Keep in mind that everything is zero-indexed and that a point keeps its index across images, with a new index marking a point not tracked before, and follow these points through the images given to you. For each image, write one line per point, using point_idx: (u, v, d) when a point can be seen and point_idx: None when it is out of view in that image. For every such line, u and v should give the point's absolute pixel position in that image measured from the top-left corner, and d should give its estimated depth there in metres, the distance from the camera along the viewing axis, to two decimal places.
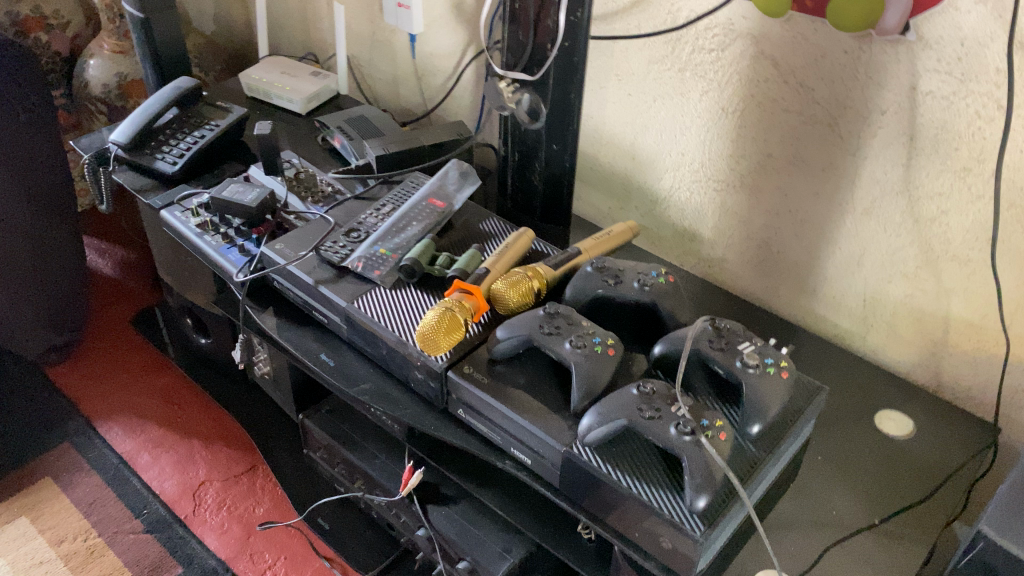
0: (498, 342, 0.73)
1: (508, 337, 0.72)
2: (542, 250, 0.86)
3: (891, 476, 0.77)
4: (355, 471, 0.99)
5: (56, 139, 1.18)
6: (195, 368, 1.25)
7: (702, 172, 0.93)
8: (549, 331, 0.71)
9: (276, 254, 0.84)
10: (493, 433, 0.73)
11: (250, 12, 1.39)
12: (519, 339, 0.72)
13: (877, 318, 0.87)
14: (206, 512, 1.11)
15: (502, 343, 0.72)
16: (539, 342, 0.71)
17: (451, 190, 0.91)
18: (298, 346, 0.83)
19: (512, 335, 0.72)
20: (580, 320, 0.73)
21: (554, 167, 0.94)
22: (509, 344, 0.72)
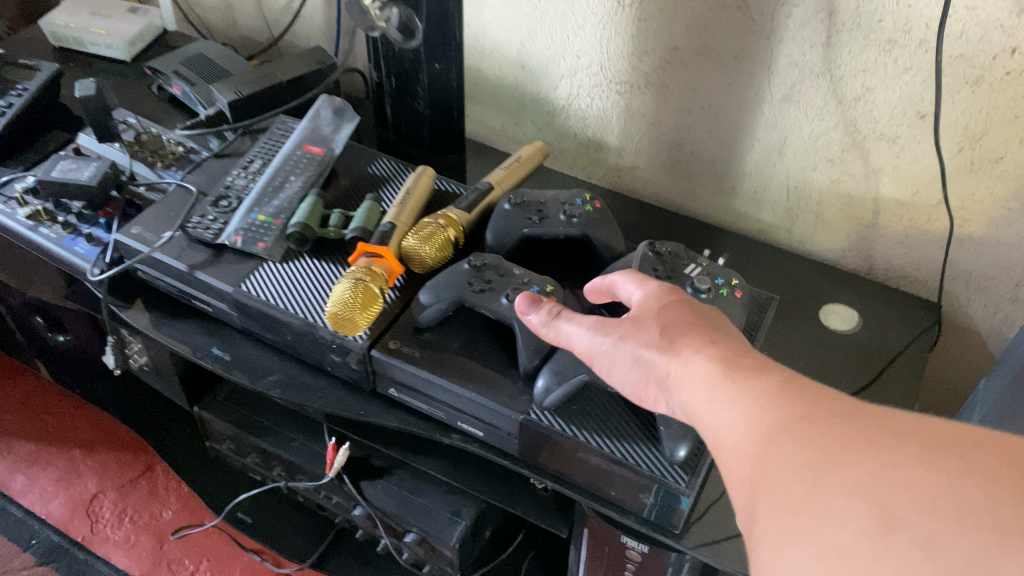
0: (423, 308, 0.64)
1: (436, 300, 0.63)
2: (447, 188, 0.76)
3: (844, 371, 0.74)
4: (271, 458, 0.89)
5: None
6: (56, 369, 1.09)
7: (603, 75, 0.85)
8: (483, 289, 0.63)
9: (133, 240, 0.71)
10: (434, 410, 0.64)
11: None
12: (447, 302, 0.63)
13: (802, 209, 0.82)
14: (107, 528, 0.99)
15: (429, 307, 0.63)
16: (471, 302, 0.62)
17: (327, 132, 0.79)
18: (184, 343, 0.71)
19: (439, 298, 0.63)
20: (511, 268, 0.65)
21: (439, 89, 0.83)
22: (437, 308, 0.63)
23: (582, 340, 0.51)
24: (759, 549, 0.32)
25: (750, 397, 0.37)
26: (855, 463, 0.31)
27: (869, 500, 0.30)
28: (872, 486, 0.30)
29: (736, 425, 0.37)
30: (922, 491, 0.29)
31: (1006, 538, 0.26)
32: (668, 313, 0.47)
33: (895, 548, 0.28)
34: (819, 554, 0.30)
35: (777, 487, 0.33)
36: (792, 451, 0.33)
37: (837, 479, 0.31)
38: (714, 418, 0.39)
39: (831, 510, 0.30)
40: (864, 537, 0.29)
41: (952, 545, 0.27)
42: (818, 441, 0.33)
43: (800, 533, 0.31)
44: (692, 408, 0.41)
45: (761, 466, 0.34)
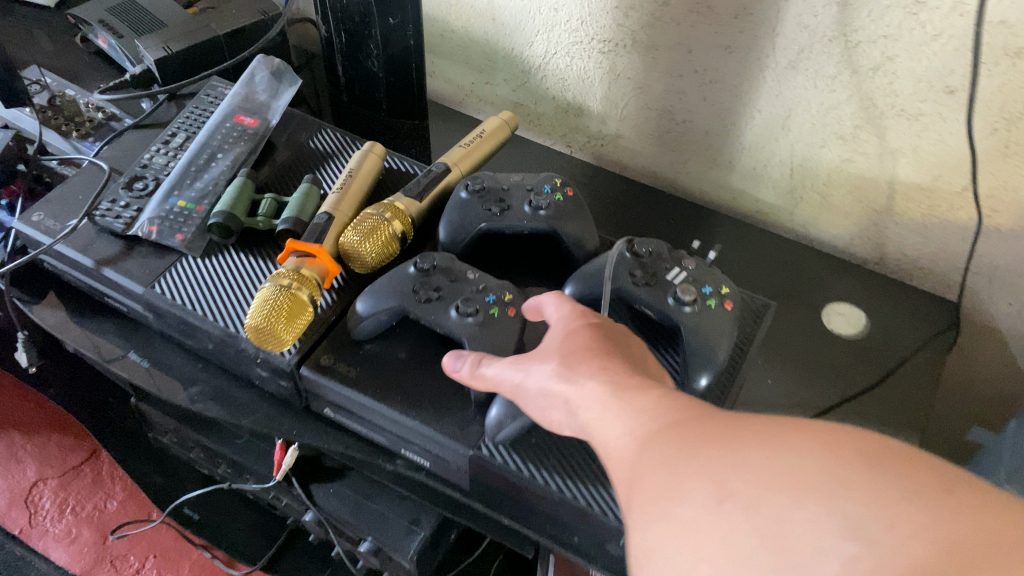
0: (360, 319, 0.55)
1: (376, 310, 0.54)
2: (398, 168, 0.67)
3: (826, 381, 0.64)
4: (216, 455, 0.82)
5: None
6: None
7: (583, 31, 0.74)
8: (431, 298, 0.53)
9: (36, 231, 0.61)
10: (374, 435, 0.56)
11: None
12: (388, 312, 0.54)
13: (807, 190, 0.72)
14: (47, 521, 0.92)
15: (367, 318, 0.54)
16: (417, 314, 0.53)
17: (263, 99, 0.70)
18: (96, 348, 0.63)
19: (381, 308, 0.54)
20: (465, 271, 0.56)
21: (395, 48, 0.73)
22: (377, 318, 0.54)
23: (503, 385, 0.45)
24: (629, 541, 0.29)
25: (639, 412, 0.34)
26: (716, 449, 0.28)
27: (723, 482, 0.27)
28: (727, 468, 0.27)
29: (619, 434, 0.33)
30: (770, 471, 0.26)
31: (844, 503, 0.24)
32: (573, 340, 0.43)
33: (740, 525, 0.25)
34: (673, 542, 0.26)
35: (643, 481, 0.29)
36: (660, 451, 0.30)
37: (696, 471, 0.28)
38: (601, 425, 0.35)
39: (686, 495, 0.27)
40: (716, 519, 0.26)
41: (794, 519, 0.24)
42: (686, 439, 0.30)
43: (658, 520, 0.27)
44: (581, 413, 0.37)
45: (634, 467, 0.31)
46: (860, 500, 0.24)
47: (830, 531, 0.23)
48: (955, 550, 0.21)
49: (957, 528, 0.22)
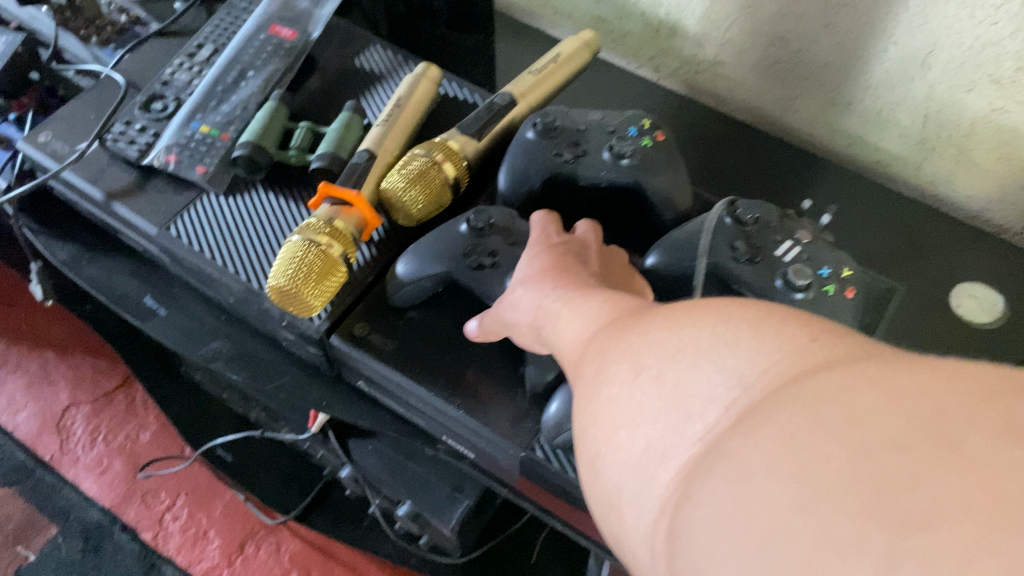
0: (400, 283, 0.46)
1: (420, 274, 0.45)
2: (456, 95, 0.57)
3: (997, 337, 0.53)
4: (249, 399, 0.76)
5: None
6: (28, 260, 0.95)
7: None
8: (487, 269, 0.45)
9: (42, 154, 0.54)
10: (414, 417, 0.49)
11: None
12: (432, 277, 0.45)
13: (942, 141, 0.60)
14: (78, 449, 0.88)
15: (407, 283, 0.46)
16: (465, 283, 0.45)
17: (305, 6, 0.59)
18: (108, 290, 0.55)
19: (427, 274, 0.45)
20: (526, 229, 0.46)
21: None
22: (420, 285, 0.46)
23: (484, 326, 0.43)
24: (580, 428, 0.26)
25: (599, 317, 0.29)
26: (646, 324, 0.25)
27: (639, 351, 0.23)
28: (647, 336, 0.23)
29: (576, 330, 0.30)
30: (669, 330, 0.23)
31: (730, 348, 0.20)
32: (537, 258, 0.41)
33: (641, 386, 0.22)
34: (596, 423, 0.24)
35: (587, 366, 0.26)
36: (606, 335, 0.27)
37: (620, 343, 0.25)
38: (561, 329, 0.32)
39: (610, 372, 0.24)
40: (626, 387, 0.22)
41: (683, 374, 0.21)
42: (631, 319, 0.26)
43: (589, 401, 0.24)
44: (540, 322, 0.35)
45: (584, 356, 0.27)
46: (754, 348, 0.20)
47: (710, 376, 0.20)
48: (820, 379, 0.17)
49: (835, 358, 0.18)
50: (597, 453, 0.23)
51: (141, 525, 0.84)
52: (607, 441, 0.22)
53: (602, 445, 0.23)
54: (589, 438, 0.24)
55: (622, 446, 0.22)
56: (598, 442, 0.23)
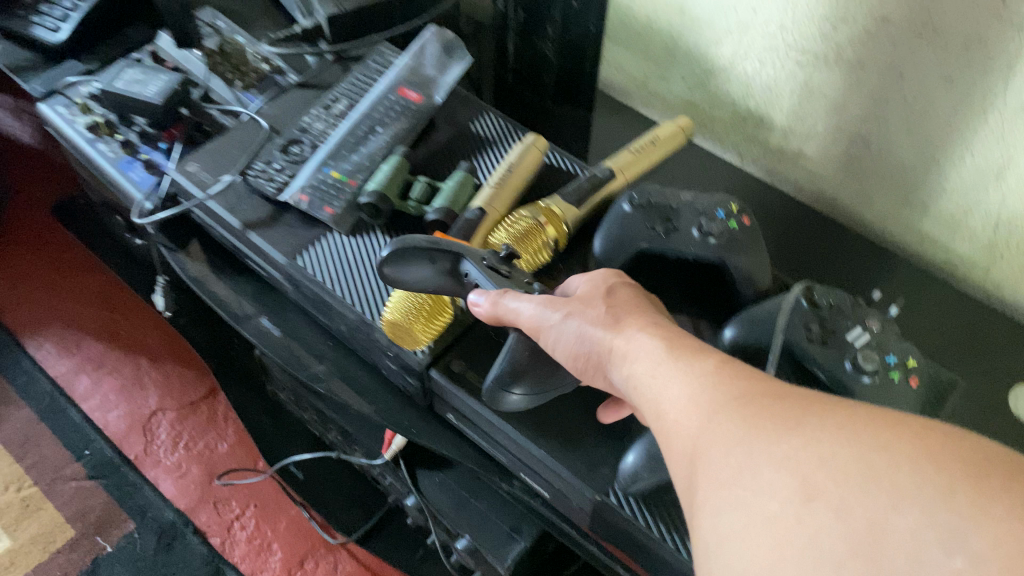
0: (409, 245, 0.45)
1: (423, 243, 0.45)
2: (559, 165, 0.62)
3: None
4: (329, 421, 0.81)
5: None
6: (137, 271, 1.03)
7: (783, 37, 0.66)
8: (493, 261, 0.45)
9: (189, 180, 0.60)
10: (495, 452, 0.53)
11: None
12: (432, 250, 0.45)
13: (1012, 250, 0.63)
14: (160, 451, 0.95)
15: (418, 244, 0.44)
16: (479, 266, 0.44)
17: (431, 72, 0.66)
18: (230, 307, 0.62)
19: (438, 245, 0.45)
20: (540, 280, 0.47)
21: (573, 33, 0.68)
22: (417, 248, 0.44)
23: (530, 322, 0.41)
24: (695, 519, 0.27)
25: (696, 381, 0.31)
26: (783, 434, 0.27)
27: (798, 470, 0.25)
28: (800, 454, 0.25)
29: (667, 390, 0.32)
30: (854, 466, 0.24)
31: (942, 505, 0.22)
32: (616, 292, 0.41)
33: (816, 514, 0.23)
34: (741, 533, 0.25)
35: (706, 452, 0.28)
36: (724, 422, 0.28)
37: (768, 453, 0.26)
38: (647, 381, 0.34)
39: (762, 483, 0.25)
40: (792, 510, 0.24)
41: (869, 511, 0.23)
42: (751, 409, 0.28)
43: (736, 509, 0.25)
44: (632, 365, 0.35)
45: (693, 435, 0.29)
46: (946, 500, 0.22)
47: (921, 533, 0.22)
48: None
49: None
50: (748, 571, 0.24)
51: (211, 530, 0.89)
52: (758, 556, 0.24)
53: (757, 562, 0.24)
54: (724, 542, 0.25)
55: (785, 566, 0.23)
56: (741, 551, 0.24)
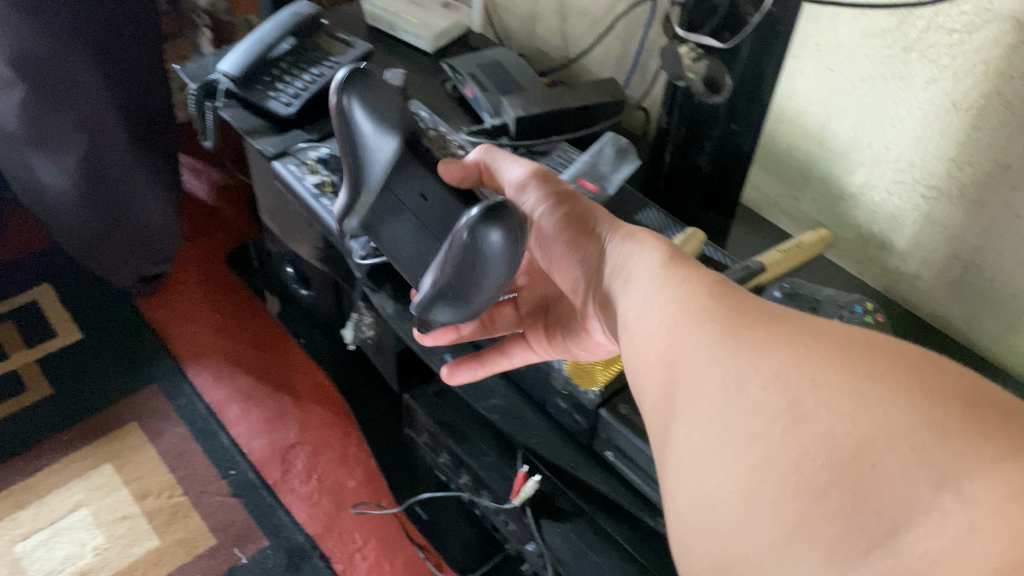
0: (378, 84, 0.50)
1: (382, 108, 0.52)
2: (714, 257, 0.73)
3: None
4: (462, 465, 0.91)
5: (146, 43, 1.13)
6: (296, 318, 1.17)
7: (910, 173, 0.77)
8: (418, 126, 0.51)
9: None
10: (646, 488, 0.61)
11: None
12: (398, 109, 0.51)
13: None
14: (295, 480, 1.04)
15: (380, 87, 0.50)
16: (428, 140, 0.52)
17: (605, 171, 0.78)
18: (422, 341, 0.75)
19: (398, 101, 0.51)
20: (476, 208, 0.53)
21: (728, 150, 0.81)
22: (369, 82, 0.50)
23: (516, 179, 0.55)
24: (671, 429, 0.34)
25: (693, 312, 0.37)
26: (765, 355, 0.32)
27: (780, 388, 0.30)
28: (783, 376, 0.31)
29: (662, 315, 0.38)
30: (846, 397, 0.28)
31: (934, 443, 0.26)
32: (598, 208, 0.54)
33: (799, 437, 0.28)
34: (722, 447, 0.31)
35: (699, 371, 0.34)
36: (710, 343, 0.35)
37: (760, 370, 0.31)
38: (635, 275, 0.43)
39: (751, 401, 0.31)
40: (774, 430, 0.29)
41: (848, 439, 0.27)
42: (727, 329, 0.34)
43: (731, 428, 0.31)
44: (626, 262, 0.45)
45: (684, 357, 0.35)
46: (936, 436, 0.26)
47: (906, 470, 0.25)
48: None
49: None
50: (745, 486, 0.30)
51: (334, 556, 0.97)
52: (738, 465, 0.30)
53: (750, 475, 0.30)
54: (701, 457, 0.32)
55: (765, 482, 0.29)
56: (719, 467, 0.31)
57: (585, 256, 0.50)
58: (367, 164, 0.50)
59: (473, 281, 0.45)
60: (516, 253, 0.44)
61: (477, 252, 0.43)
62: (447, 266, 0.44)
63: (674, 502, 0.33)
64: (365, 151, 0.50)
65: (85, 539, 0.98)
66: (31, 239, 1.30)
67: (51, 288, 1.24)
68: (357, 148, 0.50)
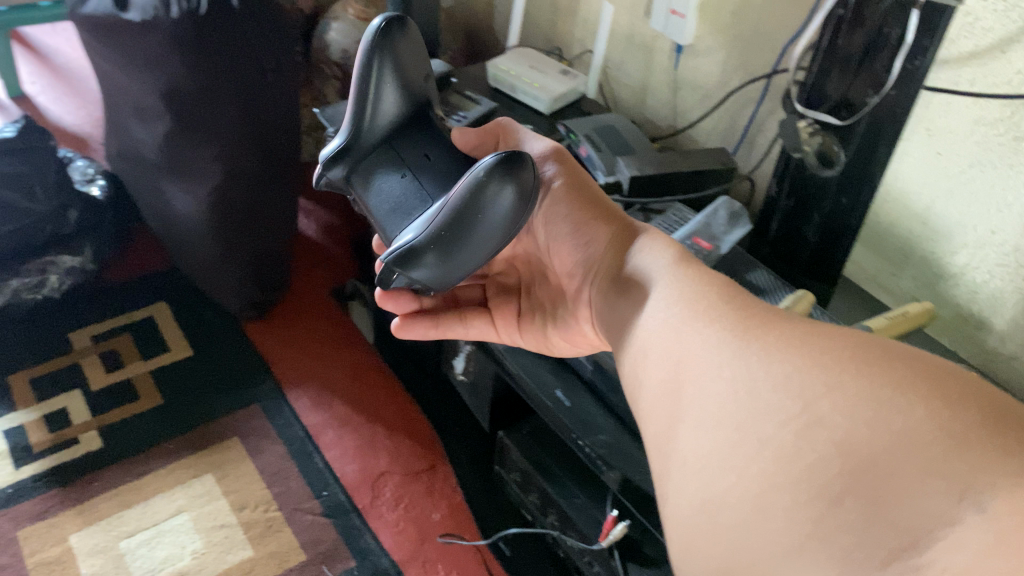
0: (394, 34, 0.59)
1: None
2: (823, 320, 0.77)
3: None
4: (550, 504, 0.94)
5: (291, 92, 1.21)
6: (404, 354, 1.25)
7: (1012, 257, 0.80)
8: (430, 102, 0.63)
9: None
10: None
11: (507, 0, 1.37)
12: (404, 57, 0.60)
13: None
14: (383, 506, 1.08)
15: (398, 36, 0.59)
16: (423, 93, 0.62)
17: (717, 232, 0.84)
18: (534, 377, 0.81)
19: (407, 49, 0.60)
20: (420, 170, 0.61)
21: (836, 222, 0.85)
22: (412, 45, 0.61)
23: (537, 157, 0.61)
24: (681, 432, 0.37)
25: (707, 325, 0.40)
26: (777, 359, 0.35)
27: (791, 391, 0.33)
28: (794, 379, 0.34)
29: (677, 318, 0.43)
30: (862, 407, 0.31)
31: (953, 454, 0.28)
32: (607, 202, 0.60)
33: (814, 444, 0.31)
34: (734, 450, 0.34)
35: (711, 375, 0.37)
36: (722, 346, 0.38)
37: (773, 381, 0.34)
38: (646, 270, 0.50)
39: (768, 411, 0.34)
40: (785, 434, 0.32)
41: (862, 446, 0.30)
42: (742, 339, 0.38)
43: (748, 435, 0.34)
44: (640, 259, 0.51)
45: (698, 361, 0.39)
46: (957, 448, 0.28)
47: (923, 479, 0.28)
48: None
49: None
50: (759, 488, 0.32)
51: None
52: (753, 468, 0.32)
53: (764, 479, 0.32)
54: (711, 462, 0.34)
55: (779, 487, 0.31)
56: (731, 472, 0.33)
57: (589, 239, 0.57)
58: (383, 111, 0.60)
59: (466, 237, 0.52)
60: (515, 219, 0.52)
61: (487, 206, 0.50)
62: (448, 215, 0.51)
63: (682, 507, 0.35)
64: (383, 99, 0.60)
65: (185, 542, 1.03)
66: (145, 260, 1.41)
67: (167, 306, 1.33)
68: (382, 96, 0.60)
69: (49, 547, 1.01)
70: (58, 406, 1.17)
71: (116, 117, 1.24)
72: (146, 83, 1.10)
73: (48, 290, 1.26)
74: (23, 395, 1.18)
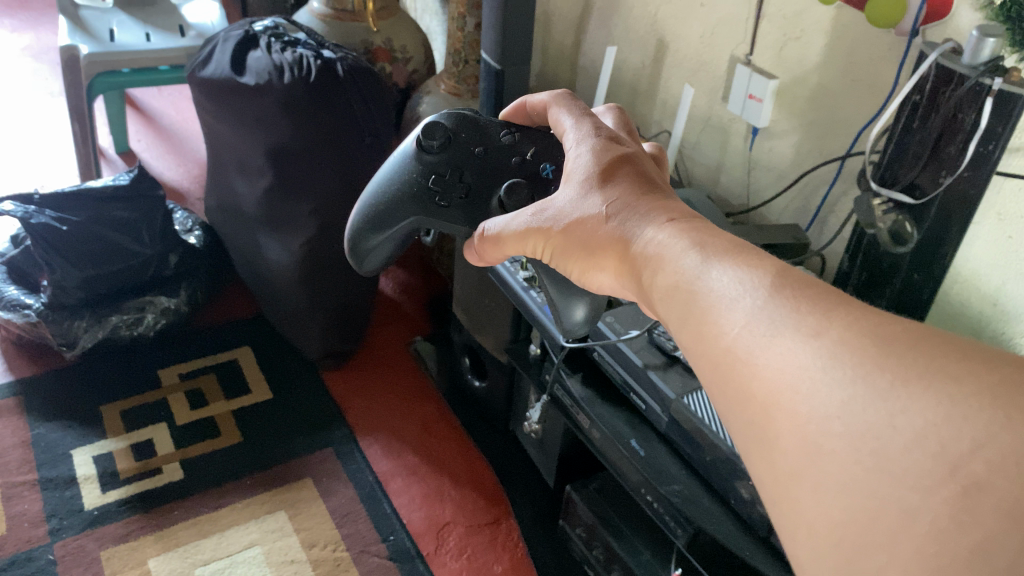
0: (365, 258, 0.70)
1: (408, 168, 0.67)
2: None
3: None
4: (614, 558, 0.96)
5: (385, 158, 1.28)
6: (468, 407, 1.32)
7: None
8: (425, 206, 0.65)
9: (607, 328, 0.87)
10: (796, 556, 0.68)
11: (591, 81, 1.46)
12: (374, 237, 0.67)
13: None
14: (446, 555, 1.10)
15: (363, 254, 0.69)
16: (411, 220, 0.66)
17: None
18: (610, 426, 0.86)
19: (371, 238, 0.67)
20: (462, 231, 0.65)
21: (908, 296, 0.88)
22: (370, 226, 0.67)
23: (521, 226, 0.56)
24: (795, 493, 0.32)
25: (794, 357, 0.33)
26: (902, 412, 0.29)
27: (930, 447, 0.28)
28: (929, 436, 0.28)
29: (741, 338, 0.35)
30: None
31: None
32: (614, 190, 0.53)
33: (979, 517, 0.26)
34: (872, 525, 0.29)
35: (817, 424, 0.31)
36: (825, 388, 0.31)
37: (899, 434, 0.29)
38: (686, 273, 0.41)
39: (906, 474, 0.28)
40: (934, 505, 0.27)
41: None
42: (855, 364, 0.31)
43: (886, 504, 0.28)
44: (662, 262, 0.44)
45: (795, 405, 0.32)
46: None
47: None
48: None
49: None
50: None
51: None
52: (905, 552, 0.28)
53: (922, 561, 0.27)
54: (840, 532, 0.29)
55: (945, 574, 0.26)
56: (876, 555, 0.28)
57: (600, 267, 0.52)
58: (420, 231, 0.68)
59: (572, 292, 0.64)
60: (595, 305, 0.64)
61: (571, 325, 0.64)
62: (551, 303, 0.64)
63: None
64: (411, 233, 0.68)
65: None
66: (234, 309, 1.49)
67: (251, 351, 1.40)
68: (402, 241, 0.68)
69: (129, 568, 1.05)
70: (145, 436, 1.23)
71: (220, 173, 1.34)
72: (253, 140, 1.19)
73: (143, 327, 1.34)
74: (113, 424, 1.25)
